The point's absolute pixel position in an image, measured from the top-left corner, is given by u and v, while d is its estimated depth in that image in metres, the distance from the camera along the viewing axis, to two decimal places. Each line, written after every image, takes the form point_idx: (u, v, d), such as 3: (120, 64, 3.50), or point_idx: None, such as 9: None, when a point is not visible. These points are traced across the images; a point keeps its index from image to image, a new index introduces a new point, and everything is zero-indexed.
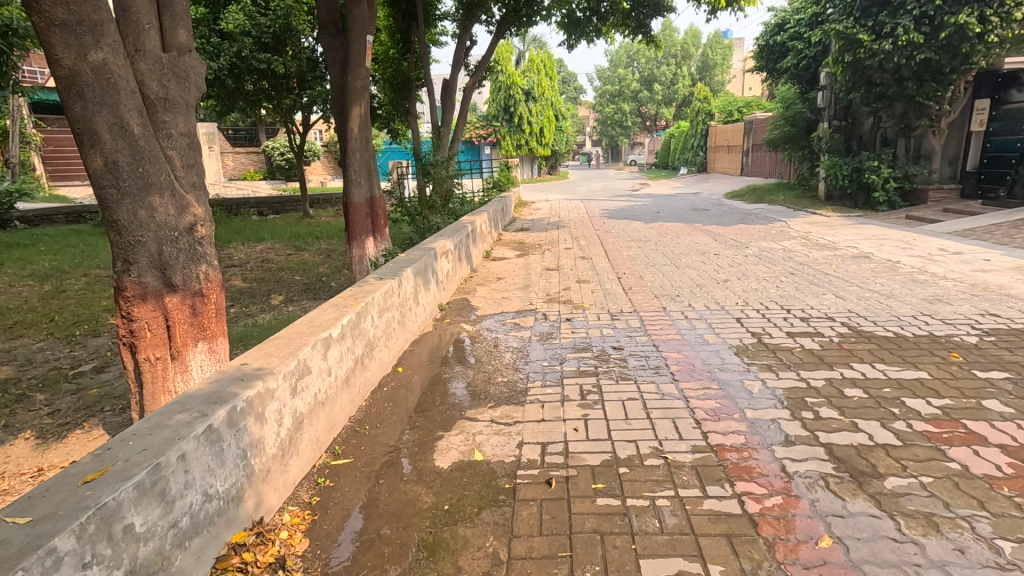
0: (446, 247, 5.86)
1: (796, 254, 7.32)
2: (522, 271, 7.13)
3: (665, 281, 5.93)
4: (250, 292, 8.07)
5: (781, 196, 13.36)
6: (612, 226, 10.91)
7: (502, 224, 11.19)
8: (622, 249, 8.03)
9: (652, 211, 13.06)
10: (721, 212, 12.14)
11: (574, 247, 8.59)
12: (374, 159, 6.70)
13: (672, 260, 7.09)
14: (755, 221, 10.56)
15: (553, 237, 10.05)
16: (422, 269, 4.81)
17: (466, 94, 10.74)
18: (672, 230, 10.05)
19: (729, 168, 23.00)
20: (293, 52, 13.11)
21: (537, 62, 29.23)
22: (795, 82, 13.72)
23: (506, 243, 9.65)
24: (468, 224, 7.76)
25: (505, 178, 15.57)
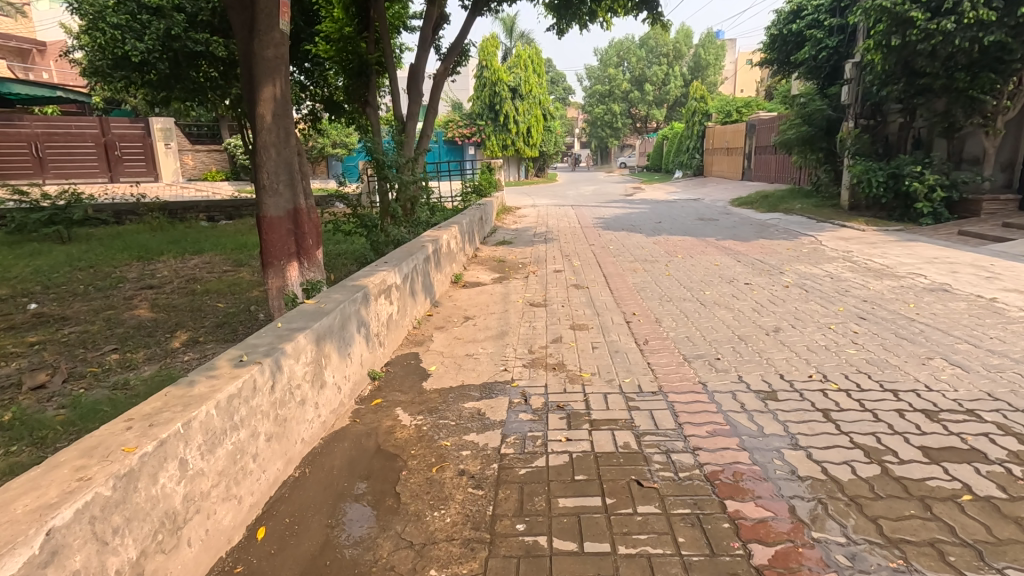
0: (387, 282, 4.14)
1: (848, 283, 5.76)
2: (498, 305, 5.43)
3: (694, 332, 4.26)
4: (151, 327, 6.29)
5: (797, 205, 11.84)
6: (610, 239, 9.28)
7: (480, 236, 9.48)
8: (627, 274, 6.39)
9: (654, 221, 11.44)
10: (732, 223, 10.59)
11: (567, 269, 6.92)
12: (298, 158, 4.95)
13: (693, 292, 5.46)
14: (777, 235, 9.00)
15: (541, 253, 8.40)
16: (332, 330, 3.10)
17: (436, 83, 9.02)
18: (682, 245, 8.44)
19: (729, 172, 21.52)
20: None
21: (523, 58, 27.62)
22: (812, 76, 12.29)
23: (483, 262, 7.96)
24: (431, 241, 6.04)
25: (487, 181, 13.88)
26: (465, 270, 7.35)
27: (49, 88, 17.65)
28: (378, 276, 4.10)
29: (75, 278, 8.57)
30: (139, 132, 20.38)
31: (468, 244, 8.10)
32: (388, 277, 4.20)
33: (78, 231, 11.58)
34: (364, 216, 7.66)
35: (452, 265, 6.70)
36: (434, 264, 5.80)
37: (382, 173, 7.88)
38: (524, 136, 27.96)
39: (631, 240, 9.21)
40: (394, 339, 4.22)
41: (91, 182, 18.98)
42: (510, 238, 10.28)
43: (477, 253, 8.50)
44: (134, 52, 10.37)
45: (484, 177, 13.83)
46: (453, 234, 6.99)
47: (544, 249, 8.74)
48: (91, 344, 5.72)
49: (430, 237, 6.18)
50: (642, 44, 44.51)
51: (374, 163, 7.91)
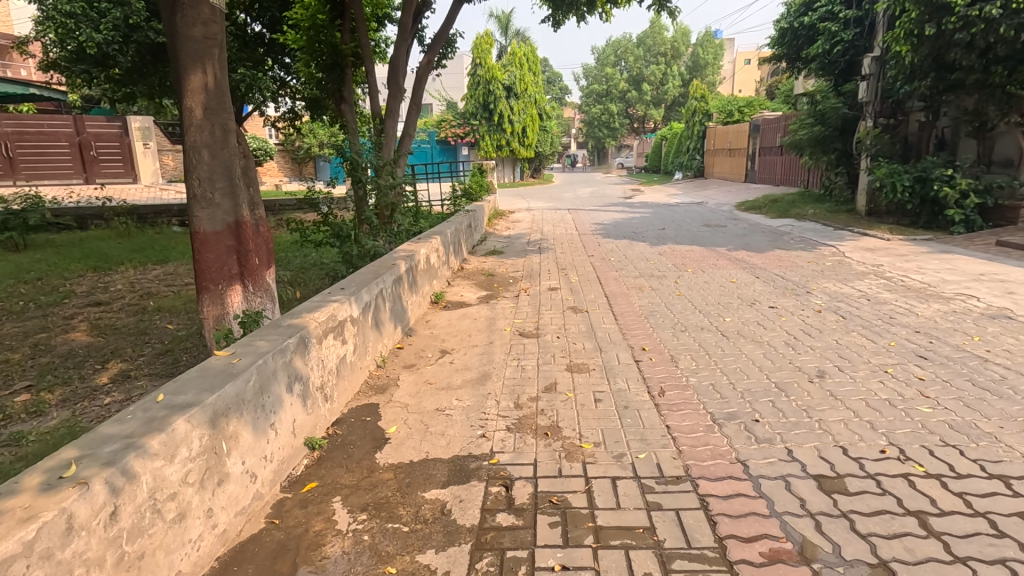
0: (338, 316, 3.31)
1: (889, 305, 4.96)
2: (481, 335, 4.59)
3: (721, 380, 3.43)
4: (83, 355, 5.44)
5: (810, 210, 11.07)
6: (611, 249, 8.49)
7: (468, 245, 8.67)
8: (631, 295, 5.58)
9: (657, 227, 10.62)
10: (743, 230, 9.81)
11: (564, 287, 6.10)
12: (238, 160, 4.11)
13: (712, 321, 4.63)
14: (794, 245, 8.23)
15: (534, 265, 7.59)
16: (241, 398, 2.27)
17: (419, 77, 8.19)
18: (691, 255, 7.63)
19: (732, 173, 20.72)
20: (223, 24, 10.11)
21: (519, 55, 26.69)
22: (826, 72, 11.51)
23: (469, 277, 7.12)
24: (406, 256, 5.20)
25: (479, 184, 13.06)
26: (447, 287, 6.52)
27: (20, 85, 16.75)
28: (326, 309, 3.25)
29: (16, 294, 7.69)
30: (115, 131, 19.46)
31: (453, 256, 7.27)
32: (339, 310, 3.35)
33: (34, 238, 10.68)
34: (335, 225, 6.81)
35: (432, 282, 5.87)
36: (408, 283, 4.96)
37: (354, 176, 7.01)
38: (519, 136, 27.10)
39: (633, 248, 8.41)
40: (348, 387, 3.39)
41: (64, 183, 18.05)
42: (501, 247, 9.45)
43: (464, 266, 7.68)
44: (89, 45, 9.34)
45: (475, 180, 12.96)
46: (435, 245, 6.17)
47: (538, 260, 7.92)
48: (4, 380, 4.87)
49: (405, 252, 5.35)
50: (640, 43, 43.73)
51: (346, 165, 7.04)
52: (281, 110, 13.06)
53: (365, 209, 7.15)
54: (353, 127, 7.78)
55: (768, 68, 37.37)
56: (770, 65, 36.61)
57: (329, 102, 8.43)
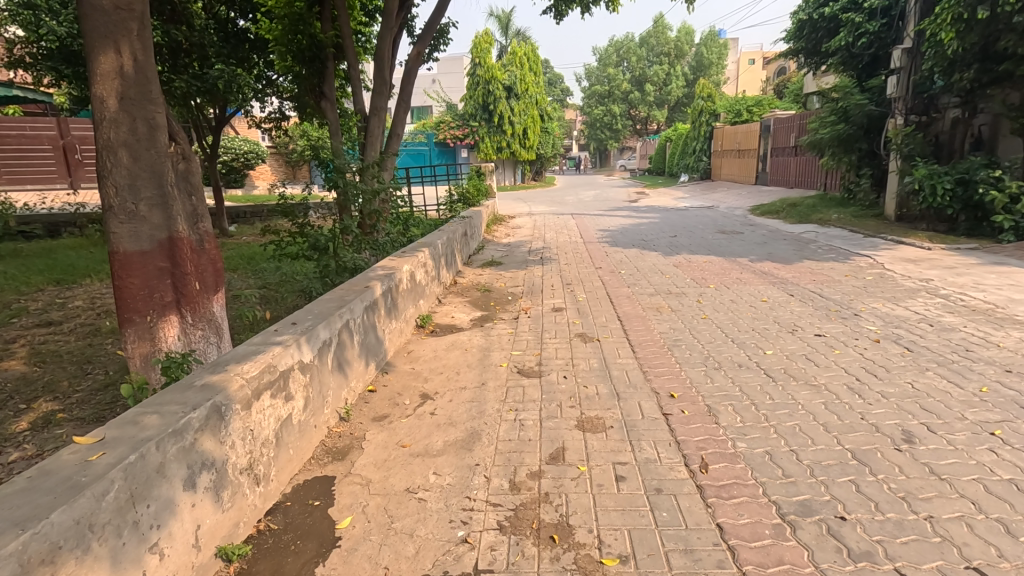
0: (277, 366, 2.52)
1: (959, 332, 4.17)
2: (472, 373, 3.80)
3: (779, 448, 2.64)
4: (11, 390, 4.66)
5: (833, 214, 10.28)
6: (620, 259, 7.69)
7: (463, 256, 7.93)
8: (649, 319, 4.78)
9: (669, 234, 9.82)
10: (763, 237, 9.02)
11: (570, 307, 5.29)
12: (169, 162, 3.35)
13: (750, 356, 3.83)
14: (824, 254, 7.46)
15: (534, 279, 6.80)
16: (85, 523, 1.48)
17: (408, 71, 7.42)
18: (709, 267, 6.83)
19: (741, 175, 19.88)
20: (203, 18, 9.41)
21: (520, 55, 25.87)
22: (848, 67, 10.73)
23: (462, 295, 6.33)
24: (384, 274, 4.41)
25: (477, 188, 12.31)
26: (436, 307, 5.73)
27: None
28: (259, 361, 2.46)
29: None
30: None
31: (444, 270, 6.50)
32: (278, 358, 2.55)
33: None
34: (311, 236, 6.03)
35: (417, 303, 5.08)
36: (384, 307, 4.16)
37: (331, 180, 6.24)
38: (520, 138, 26.32)
39: (645, 258, 7.62)
40: (293, 459, 2.60)
41: (46, 189, 17.31)
42: (498, 257, 8.67)
43: (456, 280, 6.89)
44: (53, 40, 8.62)
45: (472, 184, 12.16)
46: (421, 259, 5.38)
47: (540, 272, 7.13)
48: None
49: (384, 270, 4.56)
50: (642, 43, 43.04)
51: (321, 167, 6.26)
52: (267, 109, 12.31)
53: (343, 217, 6.36)
54: (333, 127, 7.01)
55: (774, 67, 36.60)
56: (777, 64, 35.84)
57: (309, 99, 7.66)
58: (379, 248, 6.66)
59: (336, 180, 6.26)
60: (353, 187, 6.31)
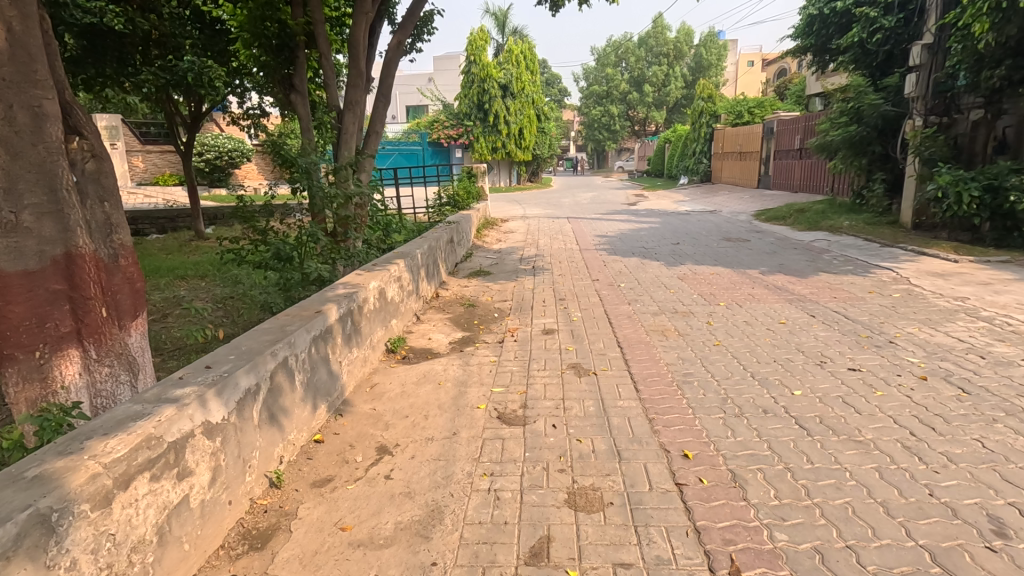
0: (161, 439, 1.87)
1: (1018, 367, 3.55)
2: (442, 419, 3.15)
3: (833, 544, 2.00)
4: None
5: (844, 221, 9.68)
6: (619, 269, 7.07)
7: (448, 265, 7.29)
8: (654, 347, 4.13)
9: (670, 242, 9.20)
10: (771, 246, 8.42)
11: (563, 330, 4.65)
12: (60, 162, 2.69)
13: (776, 399, 3.19)
14: (840, 267, 6.85)
15: (525, 292, 6.16)
16: None
17: (388, 63, 6.77)
18: (717, 280, 6.21)
19: (743, 178, 19.30)
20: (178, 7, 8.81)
21: (516, 53, 25.17)
22: (861, 65, 10.13)
23: (444, 312, 5.69)
24: (344, 294, 3.74)
25: (468, 190, 11.68)
26: (412, 326, 5.09)
27: None
28: (133, 434, 1.80)
29: None
30: None
31: (424, 282, 5.85)
32: (165, 426, 1.90)
33: None
34: (274, 244, 5.37)
35: (387, 325, 4.42)
36: (342, 335, 3.50)
37: (296, 182, 5.54)
38: (515, 138, 25.70)
39: (645, 270, 6.99)
40: (188, 559, 1.95)
41: None
42: (487, 266, 8.02)
43: (439, 294, 6.25)
44: None
45: (462, 186, 11.49)
46: (395, 273, 4.73)
47: (531, 285, 6.49)
48: None
49: (346, 288, 3.90)
50: (641, 43, 42.51)
51: (285, 167, 5.56)
52: (246, 104, 11.62)
53: (310, 223, 5.67)
54: (304, 122, 6.33)
55: (775, 68, 36.10)
56: (777, 65, 35.38)
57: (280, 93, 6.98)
58: (352, 257, 5.99)
59: (302, 182, 5.57)
60: (322, 190, 5.63)
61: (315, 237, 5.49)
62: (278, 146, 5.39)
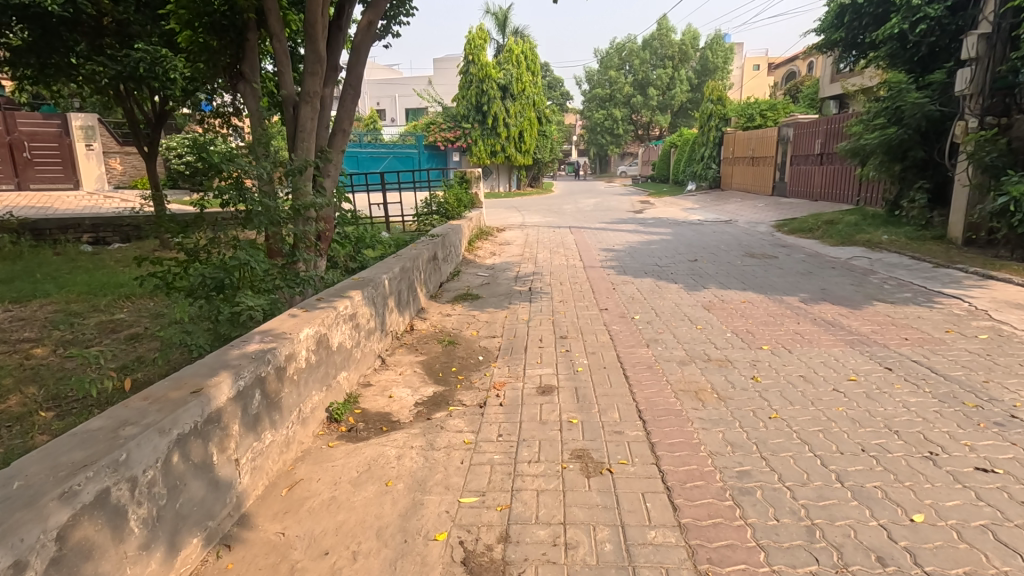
0: None
1: None
2: (379, 562, 2.06)
3: None
4: None
5: (883, 234, 8.59)
6: (631, 294, 5.98)
7: (430, 288, 6.22)
8: (688, 424, 3.00)
9: (687, 258, 8.10)
10: (804, 265, 7.34)
11: (565, 388, 3.55)
12: None
13: (890, 535, 2.08)
14: (895, 293, 5.77)
15: (518, 325, 5.06)
16: None
17: (356, 51, 5.71)
18: (750, 313, 5.12)
19: (755, 185, 18.25)
20: None
21: (517, 53, 24.11)
22: (900, 60, 9.08)
23: (416, 353, 4.60)
24: (253, 355, 2.63)
25: (461, 197, 10.61)
26: (371, 377, 3.99)
27: None
28: None
29: None
30: (54, 131, 16.89)
31: (393, 313, 4.76)
32: None
33: None
34: (198, 274, 4.21)
35: (330, 384, 3.33)
36: (241, 418, 2.39)
37: (226, 191, 4.33)
38: (515, 141, 24.66)
39: (663, 295, 5.89)
40: None
41: None
42: (477, 287, 6.93)
43: (413, 327, 5.15)
44: None
45: (454, 193, 10.37)
46: (345, 311, 3.63)
47: (525, 313, 5.40)
48: None
49: (261, 343, 2.80)
50: (645, 46, 41.59)
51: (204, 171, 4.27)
52: (216, 102, 10.48)
53: (246, 243, 4.44)
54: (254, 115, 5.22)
55: (783, 72, 35.09)
56: (785, 67, 34.49)
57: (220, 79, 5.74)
58: (303, 284, 4.81)
59: (233, 192, 4.36)
60: (265, 211, 4.48)
61: (250, 260, 4.28)
62: (200, 147, 4.21)
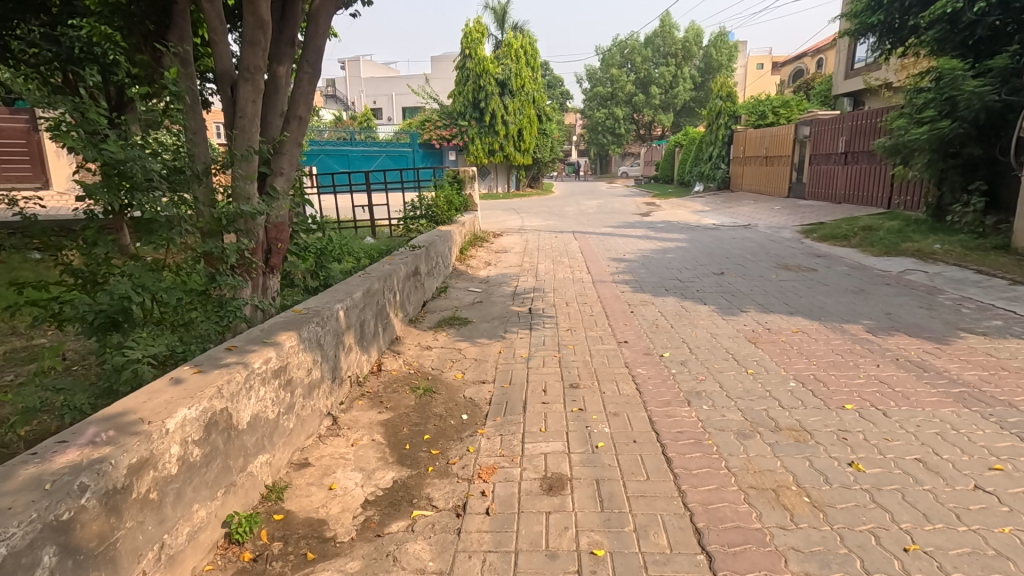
0: None
1: None
2: None
3: None
4: None
5: (933, 242, 7.51)
6: (654, 321, 4.86)
7: (409, 310, 5.13)
8: (782, 568, 1.90)
9: (712, 270, 6.98)
10: (853, 281, 6.25)
11: (581, 484, 2.44)
12: None
13: None
14: (979, 319, 4.69)
15: (515, 366, 3.95)
16: None
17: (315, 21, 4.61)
18: (811, 352, 4.01)
19: (769, 186, 17.18)
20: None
21: (516, 47, 22.89)
22: (952, 44, 8.03)
23: (380, 408, 3.49)
24: (49, 483, 1.51)
25: (454, 200, 9.51)
26: (312, 452, 2.90)
27: None
28: None
29: None
30: (22, 126, 15.77)
31: (352, 353, 3.66)
32: None
33: None
34: (73, 309, 2.99)
35: (232, 483, 2.23)
36: None
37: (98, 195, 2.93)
38: (514, 139, 23.58)
39: (694, 322, 4.78)
40: None
41: None
42: (467, 308, 5.79)
43: (381, 368, 4.04)
44: None
45: (444, 194, 9.23)
46: (262, 371, 2.50)
47: (524, 347, 4.29)
48: None
49: (83, 450, 1.69)
50: (648, 43, 40.57)
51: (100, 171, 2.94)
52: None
53: (146, 265, 3.25)
54: (190, 100, 4.02)
55: (789, 70, 33.99)
56: (792, 66, 33.41)
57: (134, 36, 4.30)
58: (227, 315, 3.53)
59: (108, 196, 2.95)
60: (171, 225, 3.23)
61: (139, 291, 3.06)
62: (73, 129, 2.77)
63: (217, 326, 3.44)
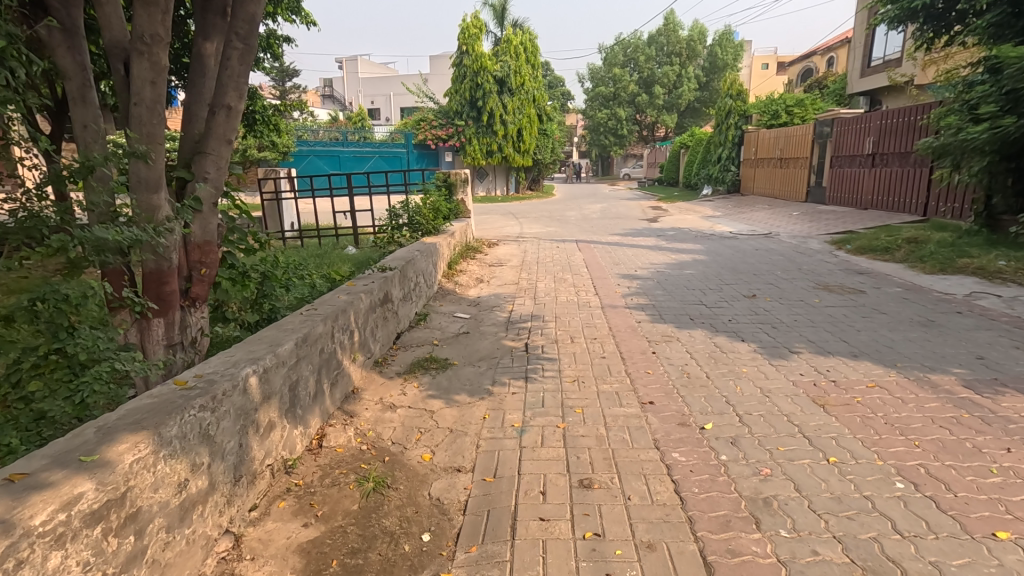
0: None
1: None
2: None
3: None
4: None
5: (995, 257, 6.49)
6: (685, 368, 3.80)
7: (374, 350, 4.10)
8: None
9: (742, 292, 5.92)
10: (914, 307, 5.22)
11: None
12: None
13: None
14: None
15: (504, 444, 2.89)
16: None
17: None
18: (904, 423, 2.95)
19: (784, 189, 16.15)
20: None
21: (514, 43, 21.78)
22: (1013, 28, 7.15)
23: (308, 516, 2.43)
24: None
25: (443, 206, 8.48)
26: None
27: None
28: None
29: None
30: None
31: (273, 433, 2.61)
32: None
33: None
34: None
35: None
36: None
37: None
38: (513, 140, 22.54)
39: (735, 371, 3.72)
40: None
41: None
42: (449, 344, 4.72)
43: (321, 445, 2.98)
44: None
45: (431, 200, 8.14)
46: (53, 529, 1.44)
47: (516, 411, 3.24)
48: None
49: None
50: (652, 41, 39.57)
51: None
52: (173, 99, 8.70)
53: None
54: (77, 85, 2.91)
55: (796, 69, 32.97)
56: (801, 64, 32.33)
57: None
58: (83, 384, 2.31)
59: None
60: None
61: None
62: None
63: (66, 406, 2.25)
